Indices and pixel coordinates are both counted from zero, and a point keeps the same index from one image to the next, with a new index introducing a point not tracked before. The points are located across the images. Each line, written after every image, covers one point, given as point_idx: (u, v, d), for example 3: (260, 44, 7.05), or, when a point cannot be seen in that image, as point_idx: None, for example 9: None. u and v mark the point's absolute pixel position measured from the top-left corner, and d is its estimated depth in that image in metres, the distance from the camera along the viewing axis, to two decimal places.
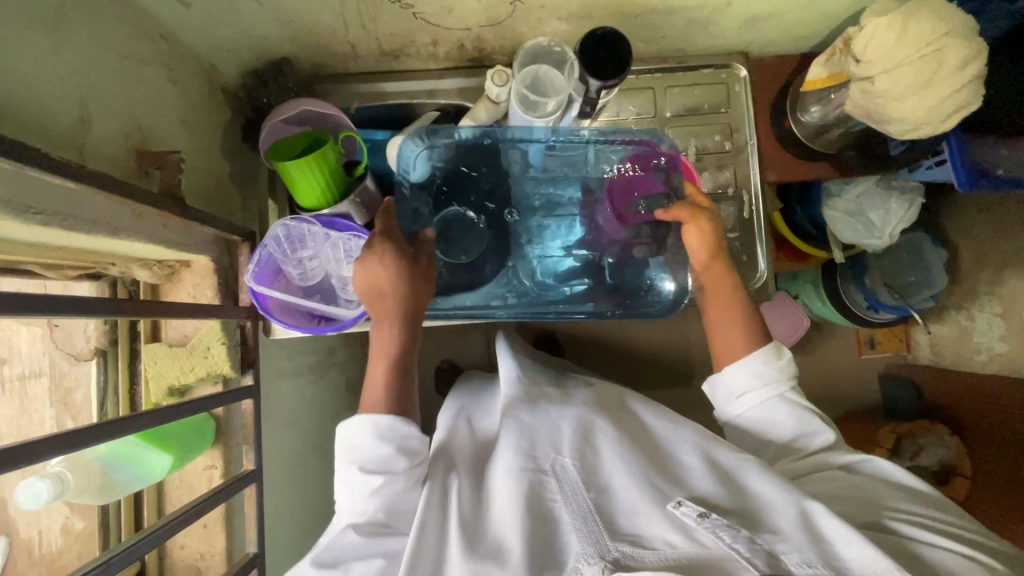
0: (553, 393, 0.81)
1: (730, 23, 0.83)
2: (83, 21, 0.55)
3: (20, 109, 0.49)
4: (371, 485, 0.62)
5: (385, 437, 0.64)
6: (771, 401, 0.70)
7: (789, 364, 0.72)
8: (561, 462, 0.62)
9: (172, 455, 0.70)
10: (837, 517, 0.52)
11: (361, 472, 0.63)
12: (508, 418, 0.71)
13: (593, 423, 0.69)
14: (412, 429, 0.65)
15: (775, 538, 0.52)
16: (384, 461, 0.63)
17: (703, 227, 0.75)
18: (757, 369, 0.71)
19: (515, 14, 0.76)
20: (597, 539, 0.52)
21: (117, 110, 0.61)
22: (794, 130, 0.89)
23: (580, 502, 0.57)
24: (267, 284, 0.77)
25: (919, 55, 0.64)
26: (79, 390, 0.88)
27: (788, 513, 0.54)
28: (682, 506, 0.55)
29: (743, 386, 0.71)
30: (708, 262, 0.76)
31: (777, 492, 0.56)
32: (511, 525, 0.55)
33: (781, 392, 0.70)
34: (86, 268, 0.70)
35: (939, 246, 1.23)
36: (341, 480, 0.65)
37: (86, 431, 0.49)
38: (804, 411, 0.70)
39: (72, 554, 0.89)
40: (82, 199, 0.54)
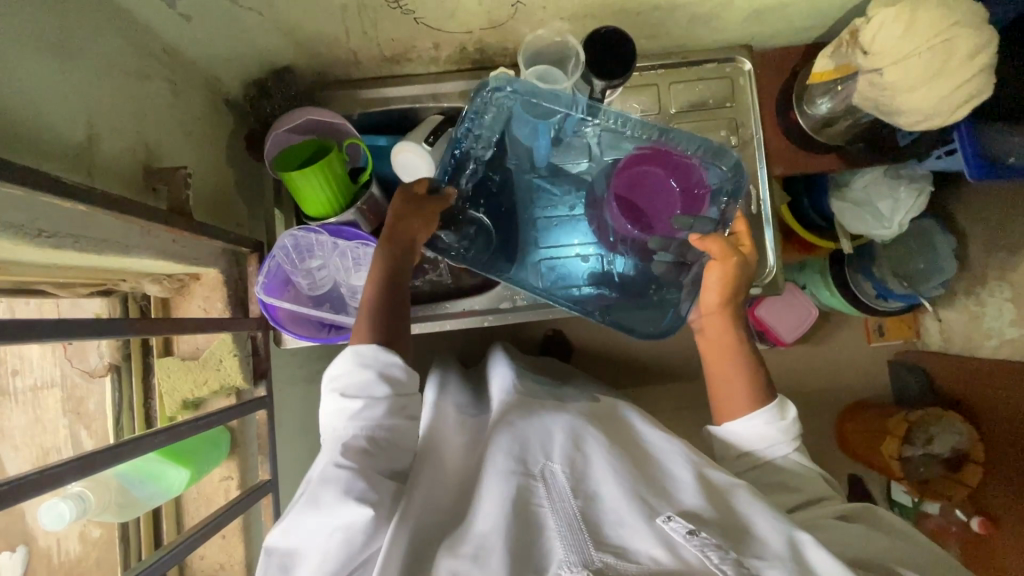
0: (547, 400, 0.81)
1: (734, 16, 0.82)
2: (86, 41, 0.55)
3: (28, 132, 0.49)
4: (349, 407, 0.63)
5: (366, 362, 0.65)
6: (771, 461, 0.72)
7: (794, 421, 0.73)
8: (551, 467, 0.63)
9: (190, 469, 0.71)
10: (825, 549, 0.55)
11: (341, 396, 0.64)
12: (501, 424, 0.71)
13: (585, 430, 0.70)
14: (393, 357, 0.66)
15: (763, 562, 0.53)
16: (364, 385, 0.64)
17: (728, 269, 0.75)
18: (760, 429, 0.72)
19: (516, 15, 0.76)
20: (582, 548, 0.52)
21: (123, 128, 0.61)
22: (800, 122, 0.89)
23: (568, 509, 0.57)
24: (277, 295, 0.78)
25: (929, 45, 0.63)
26: (91, 400, 0.89)
27: (775, 536, 0.56)
28: (670, 522, 0.56)
29: (749, 445, 0.72)
30: (718, 306, 0.77)
31: (766, 518, 0.58)
32: (493, 526, 0.55)
33: (782, 453, 0.72)
34: (97, 286, 0.70)
35: (948, 233, 1.22)
36: (325, 411, 0.66)
37: (107, 452, 0.49)
38: (807, 468, 0.72)
39: (91, 562, 0.91)
40: (92, 220, 0.54)
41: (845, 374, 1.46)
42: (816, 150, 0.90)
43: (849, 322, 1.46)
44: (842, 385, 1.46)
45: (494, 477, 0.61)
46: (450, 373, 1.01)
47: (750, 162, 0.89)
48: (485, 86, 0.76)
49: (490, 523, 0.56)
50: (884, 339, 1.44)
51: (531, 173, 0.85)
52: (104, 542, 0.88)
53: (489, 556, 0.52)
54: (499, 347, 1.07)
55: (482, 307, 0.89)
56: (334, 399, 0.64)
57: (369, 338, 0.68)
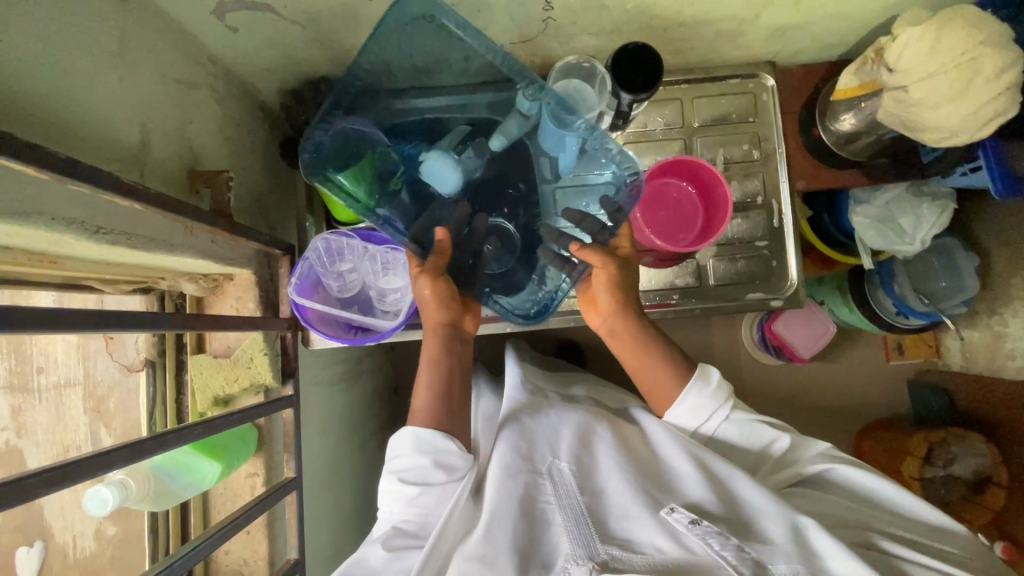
0: (556, 398, 0.86)
1: (758, 34, 0.83)
2: (142, 52, 0.59)
3: (90, 134, 0.52)
4: (407, 494, 0.67)
5: (424, 449, 0.69)
6: (720, 428, 0.74)
7: (720, 382, 0.74)
8: (557, 465, 0.67)
9: (221, 463, 0.72)
10: (825, 531, 0.58)
11: (400, 482, 0.68)
12: (508, 419, 0.76)
13: (591, 428, 0.74)
14: (450, 444, 0.69)
15: (765, 548, 0.56)
16: (422, 472, 0.68)
17: (610, 274, 0.77)
18: (695, 403, 0.73)
19: (547, 30, 0.78)
20: (588, 541, 0.57)
21: (172, 133, 0.64)
22: (822, 138, 0.90)
23: (574, 505, 0.61)
24: (308, 296, 0.80)
25: (955, 64, 0.64)
26: (113, 398, 0.92)
27: (780, 525, 0.59)
28: (674, 513, 0.59)
29: (693, 426, 0.74)
30: (614, 305, 0.79)
31: (769, 505, 0.61)
32: (505, 523, 0.60)
33: (726, 414, 0.73)
34: (138, 284, 0.73)
35: (970, 251, 1.21)
36: (381, 491, 0.70)
37: (151, 440, 0.50)
38: (756, 420, 0.74)
39: (107, 560, 0.92)
40: (143, 219, 0.57)
41: (862, 391, 1.45)
42: (838, 166, 0.91)
43: (868, 338, 1.45)
44: (859, 402, 1.45)
45: (504, 474, 0.66)
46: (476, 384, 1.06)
47: (772, 176, 0.91)
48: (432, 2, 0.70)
49: (496, 519, 0.61)
50: (904, 356, 1.42)
51: (554, 183, 0.84)
52: (121, 539, 0.89)
53: (496, 556, 0.57)
54: (512, 347, 1.09)
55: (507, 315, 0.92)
56: (394, 484, 0.68)
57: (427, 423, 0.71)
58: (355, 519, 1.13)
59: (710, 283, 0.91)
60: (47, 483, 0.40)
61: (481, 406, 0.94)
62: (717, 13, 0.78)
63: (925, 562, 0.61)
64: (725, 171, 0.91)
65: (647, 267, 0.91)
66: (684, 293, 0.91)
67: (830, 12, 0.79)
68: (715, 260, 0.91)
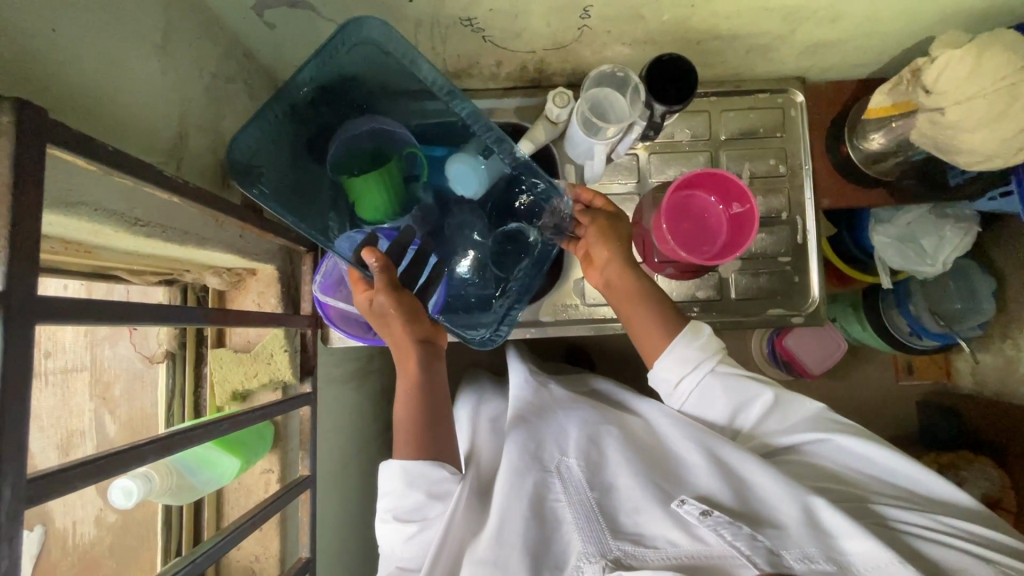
0: (563, 395, 0.86)
1: (791, 50, 0.83)
2: (182, 45, 0.59)
3: (134, 126, 0.52)
4: (407, 531, 0.65)
5: (415, 483, 0.66)
6: (705, 381, 0.73)
7: (709, 337, 0.75)
8: (566, 462, 0.67)
9: (240, 459, 0.72)
10: (838, 509, 0.57)
11: (398, 520, 0.66)
12: (514, 423, 0.76)
13: (597, 425, 0.74)
14: (441, 472, 0.67)
15: (778, 534, 0.56)
16: (418, 507, 0.66)
17: (603, 226, 0.82)
18: (679, 354, 0.74)
19: (581, 38, 0.78)
20: (600, 539, 0.57)
21: (207, 128, 0.64)
22: (851, 155, 0.89)
23: (584, 501, 0.61)
24: (332, 294, 0.81)
25: (994, 88, 0.64)
26: (119, 385, 0.90)
27: (791, 509, 0.58)
28: (684, 505, 0.59)
29: (676, 375, 0.74)
30: (609, 258, 0.82)
31: (778, 489, 0.60)
32: (515, 521, 0.61)
33: (711, 367, 0.74)
34: (163, 275, 0.72)
35: (987, 274, 1.21)
36: (381, 530, 0.68)
37: (181, 435, 0.50)
38: (743, 377, 0.73)
39: (107, 546, 0.88)
40: (177, 211, 0.57)
41: (871, 410, 1.45)
42: (863, 184, 0.91)
43: (879, 357, 1.44)
44: (868, 420, 1.45)
45: (512, 473, 0.65)
46: (483, 389, 1.06)
47: (797, 192, 0.91)
48: (358, 20, 0.66)
49: (506, 519, 0.61)
50: (913, 377, 1.42)
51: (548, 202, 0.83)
52: (118, 528, 0.86)
53: (510, 559, 0.58)
54: (512, 348, 1.08)
55: (524, 320, 0.94)
56: (392, 523, 0.66)
57: (419, 454, 0.69)
58: (362, 517, 1.12)
59: (731, 296, 0.91)
60: (82, 477, 0.39)
61: (483, 411, 0.93)
62: (754, 27, 0.77)
63: (940, 538, 0.58)
64: (749, 185, 0.91)
65: (668, 277, 0.91)
66: (704, 305, 0.91)
67: (865, 32, 0.79)
68: (738, 274, 0.91)
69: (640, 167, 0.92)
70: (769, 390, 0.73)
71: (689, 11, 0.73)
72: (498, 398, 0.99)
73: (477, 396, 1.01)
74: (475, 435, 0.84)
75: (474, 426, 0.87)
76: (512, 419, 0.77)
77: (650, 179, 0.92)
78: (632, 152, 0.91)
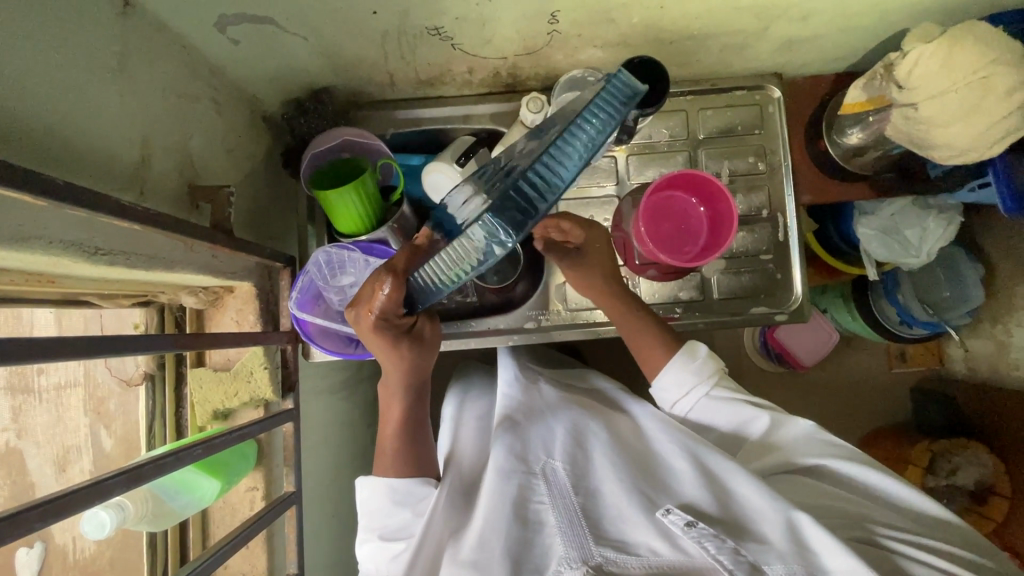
0: (552, 396, 0.85)
1: (766, 46, 0.82)
2: (141, 68, 0.58)
3: (90, 157, 0.51)
4: (391, 551, 0.66)
5: (401, 501, 0.69)
6: (702, 402, 0.76)
7: (707, 357, 0.77)
8: (551, 465, 0.67)
9: (220, 481, 0.72)
10: (822, 527, 0.57)
11: (382, 540, 0.67)
12: (502, 428, 0.75)
13: (584, 427, 0.74)
14: (426, 491, 0.71)
15: (761, 548, 0.56)
16: (401, 527, 0.67)
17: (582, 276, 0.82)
18: (677, 378, 0.77)
19: (552, 42, 0.77)
20: (583, 543, 0.56)
21: (173, 149, 0.63)
22: (830, 150, 0.90)
23: (568, 505, 0.61)
24: (309, 309, 0.79)
25: (966, 82, 0.63)
26: (105, 401, 0.88)
27: (775, 522, 0.58)
28: (669, 514, 0.59)
29: (675, 395, 0.77)
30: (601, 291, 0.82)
31: (764, 503, 0.60)
32: (498, 526, 0.60)
33: (708, 391, 0.76)
34: (137, 298, 0.71)
35: (975, 261, 1.21)
36: (365, 550, 0.69)
37: (150, 464, 0.49)
38: (738, 399, 0.75)
39: (106, 561, 0.85)
40: (142, 237, 0.56)
41: (863, 398, 1.45)
42: (844, 179, 0.91)
43: (869, 346, 1.44)
44: (860, 409, 1.45)
45: (498, 478, 0.65)
46: (472, 386, 1.05)
47: (777, 189, 0.91)
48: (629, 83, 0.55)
49: (490, 526, 0.60)
50: (906, 365, 1.41)
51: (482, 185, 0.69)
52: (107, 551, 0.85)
53: (489, 561, 0.56)
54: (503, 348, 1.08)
55: (506, 327, 0.92)
56: (377, 545, 0.67)
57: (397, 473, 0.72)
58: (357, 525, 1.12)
59: (714, 296, 0.91)
60: (41, 516, 0.39)
61: (467, 410, 0.92)
62: (725, 26, 0.76)
63: (926, 559, 0.58)
64: (730, 183, 0.90)
65: (651, 279, 0.90)
66: (687, 306, 0.90)
67: (839, 25, 0.78)
68: (720, 274, 0.90)
69: (620, 169, 0.91)
70: (766, 414, 0.73)
71: (660, 12, 0.72)
72: (485, 396, 0.99)
73: (464, 393, 1.00)
74: (458, 436, 0.83)
75: (457, 425, 0.88)
76: (500, 422, 0.77)
77: (630, 181, 0.92)
78: (611, 154, 0.91)
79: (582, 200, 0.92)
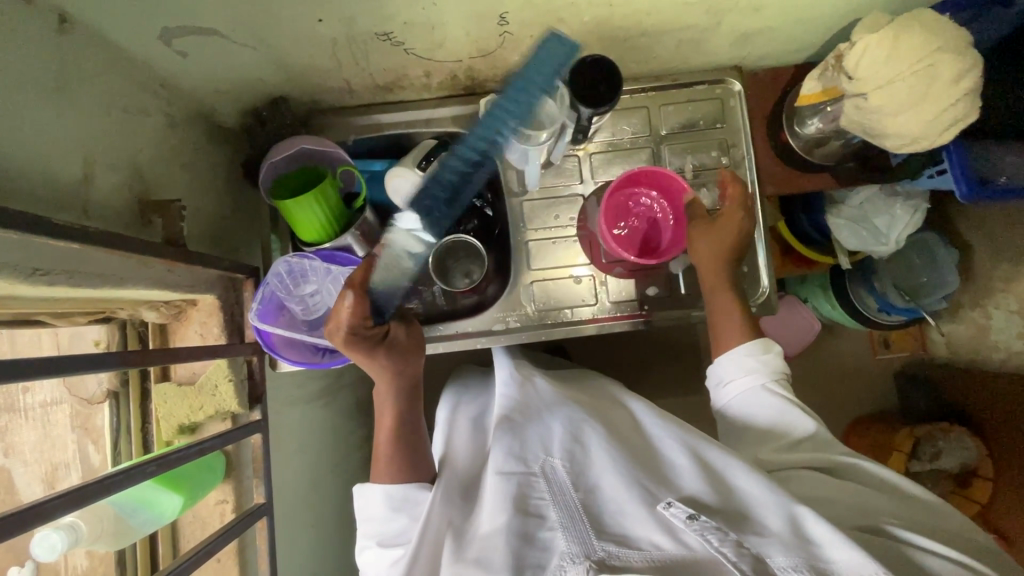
0: (550, 390, 0.84)
1: (721, 40, 0.82)
2: (82, 85, 0.57)
3: (26, 177, 0.51)
4: (390, 556, 0.66)
5: (396, 508, 0.70)
6: (756, 389, 0.75)
7: (777, 357, 0.77)
8: (551, 462, 0.67)
9: (183, 495, 0.71)
10: (823, 520, 0.57)
11: (379, 547, 0.68)
12: (500, 425, 0.74)
13: (582, 421, 0.73)
14: (422, 497, 0.71)
15: (761, 540, 0.56)
16: (397, 533, 0.68)
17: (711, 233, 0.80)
18: (742, 359, 0.77)
19: (505, 44, 0.77)
20: (585, 539, 0.56)
21: (120, 164, 0.62)
22: (791, 142, 0.89)
23: (569, 503, 0.61)
24: (271, 320, 0.79)
25: (913, 71, 0.64)
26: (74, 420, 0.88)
27: (776, 514, 0.59)
28: (671, 508, 0.59)
29: (732, 377, 0.77)
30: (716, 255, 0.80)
31: (764, 495, 0.61)
32: (500, 522, 0.59)
33: (765, 383, 0.75)
34: (95, 315, 0.71)
35: (950, 247, 1.21)
36: (366, 556, 0.70)
37: (92, 485, 0.49)
38: (789, 402, 0.74)
39: None
40: (85, 256, 0.56)
41: (847, 386, 1.45)
42: (806, 170, 0.91)
43: (851, 333, 1.45)
44: (845, 397, 1.45)
45: (498, 477, 0.65)
46: (467, 386, 1.03)
47: (741, 182, 0.91)
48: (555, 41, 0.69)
49: (494, 524, 0.59)
50: (889, 351, 1.41)
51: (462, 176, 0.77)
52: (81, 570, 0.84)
53: (493, 558, 0.56)
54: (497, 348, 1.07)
55: (474, 329, 0.91)
56: (377, 553, 0.68)
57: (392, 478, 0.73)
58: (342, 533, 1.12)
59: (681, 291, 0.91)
60: None
61: (462, 411, 0.91)
62: (677, 22, 0.76)
63: (930, 547, 0.60)
64: (694, 178, 0.90)
65: (618, 277, 0.90)
66: (655, 302, 0.91)
67: (791, 17, 0.78)
68: (688, 268, 0.91)
69: (584, 168, 0.91)
70: (809, 421, 0.73)
71: (609, 10, 0.72)
72: (479, 396, 0.97)
73: (458, 394, 1.00)
74: (452, 437, 0.82)
75: (451, 425, 0.87)
76: (499, 420, 0.76)
77: (594, 179, 0.92)
78: (575, 153, 0.91)
79: (548, 199, 0.92)
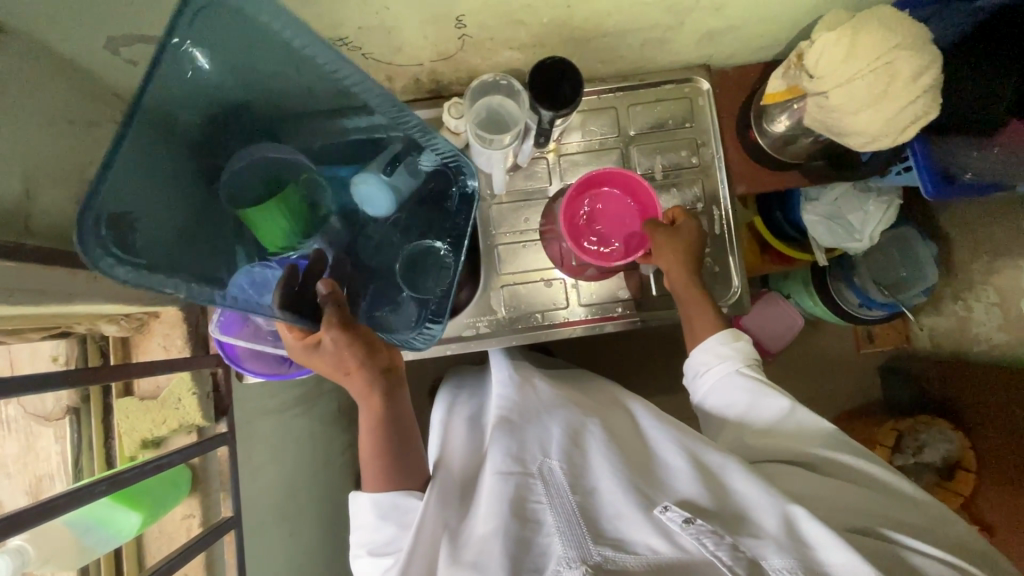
0: (549, 392, 0.84)
1: (685, 39, 0.82)
2: (23, 97, 0.56)
3: None
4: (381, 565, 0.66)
5: (386, 516, 0.70)
6: (728, 376, 0.75)
7: (743, 343, 0.77)
8: (549, 464, 0.65)
9: (141, 513, 0.70)
10: (819, 522, 0.56)
11: (370, 556, 0.68)
12: (499, 428, 0.74)
13: (582, 425, 0.73)
14: (409, 505, 0.70)
15: (757, 542, 0.55)
16: (387, 542, 0.68)
17: (675, 245, 0.79)
18: (712, 349, 0.77)
19: (465, 47, 0.76)
20: (581, 543, 0.54)
21: (68, 178, 0.61)
22: (760, 141, 0.89)
23: (567, 505, 0.59)
24: (234, 333, 0.77)
25: (871, 68, 0.63)
26: None
27: (773, 517, 0.58)
28: (667, 511, 0.57)
29: (704, 368, 0.77)
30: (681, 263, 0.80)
31: (761, 498, 0.60)
32: (496, 525, 0.58)
33: (737, 367, 0.75)
34: (50, 331, 0.70)
35: (928, 241, 1.21)
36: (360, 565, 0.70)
37: (30, 510, 0.48)
38: (762, 383, 0.74)
39: None
40: (28, 272, 0.55)
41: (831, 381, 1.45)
42: (777, 169, 0.91)
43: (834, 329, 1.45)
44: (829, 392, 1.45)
45: (495, 480, 0.64)
46: (460, 385, 1.02)
47: (711, 182, 0.90)
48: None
49: (491, 528, 0.58)
50: (873, 345, 1.41)
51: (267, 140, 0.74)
52: None
53: (487, 563, 0.54)
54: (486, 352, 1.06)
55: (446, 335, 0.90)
56: (369, 563, 0.68)
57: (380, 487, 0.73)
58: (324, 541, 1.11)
59: (653, 292, 0.91)
60: None
61: (456, 411, 0.90)
62: (638, 22, 0.76)
63: (921, 549, 0.59)
64: (664, 178, 0.90)
65: (590, 278, 0.87)
66: (628, 305, 0.90)
67: (754, 16, 0.77)
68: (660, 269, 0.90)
69: (553, 170, 0.91)
70: (781, 398, 0.73)
71: (567, 11, 0.71)
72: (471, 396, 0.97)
73: (452, 393, 0.98)
74: (449, 438, 0.82)
75: (446, 426, 0.86)
76: (499, 421, 0.75)
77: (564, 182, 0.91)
78: (544, 155, 0.90)
79: (517, 202, 0.91)
